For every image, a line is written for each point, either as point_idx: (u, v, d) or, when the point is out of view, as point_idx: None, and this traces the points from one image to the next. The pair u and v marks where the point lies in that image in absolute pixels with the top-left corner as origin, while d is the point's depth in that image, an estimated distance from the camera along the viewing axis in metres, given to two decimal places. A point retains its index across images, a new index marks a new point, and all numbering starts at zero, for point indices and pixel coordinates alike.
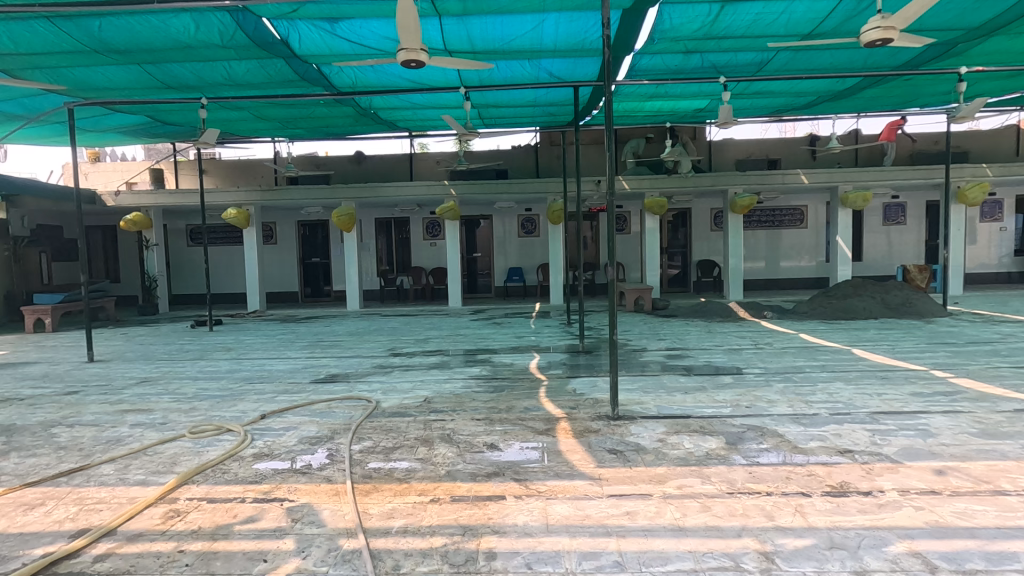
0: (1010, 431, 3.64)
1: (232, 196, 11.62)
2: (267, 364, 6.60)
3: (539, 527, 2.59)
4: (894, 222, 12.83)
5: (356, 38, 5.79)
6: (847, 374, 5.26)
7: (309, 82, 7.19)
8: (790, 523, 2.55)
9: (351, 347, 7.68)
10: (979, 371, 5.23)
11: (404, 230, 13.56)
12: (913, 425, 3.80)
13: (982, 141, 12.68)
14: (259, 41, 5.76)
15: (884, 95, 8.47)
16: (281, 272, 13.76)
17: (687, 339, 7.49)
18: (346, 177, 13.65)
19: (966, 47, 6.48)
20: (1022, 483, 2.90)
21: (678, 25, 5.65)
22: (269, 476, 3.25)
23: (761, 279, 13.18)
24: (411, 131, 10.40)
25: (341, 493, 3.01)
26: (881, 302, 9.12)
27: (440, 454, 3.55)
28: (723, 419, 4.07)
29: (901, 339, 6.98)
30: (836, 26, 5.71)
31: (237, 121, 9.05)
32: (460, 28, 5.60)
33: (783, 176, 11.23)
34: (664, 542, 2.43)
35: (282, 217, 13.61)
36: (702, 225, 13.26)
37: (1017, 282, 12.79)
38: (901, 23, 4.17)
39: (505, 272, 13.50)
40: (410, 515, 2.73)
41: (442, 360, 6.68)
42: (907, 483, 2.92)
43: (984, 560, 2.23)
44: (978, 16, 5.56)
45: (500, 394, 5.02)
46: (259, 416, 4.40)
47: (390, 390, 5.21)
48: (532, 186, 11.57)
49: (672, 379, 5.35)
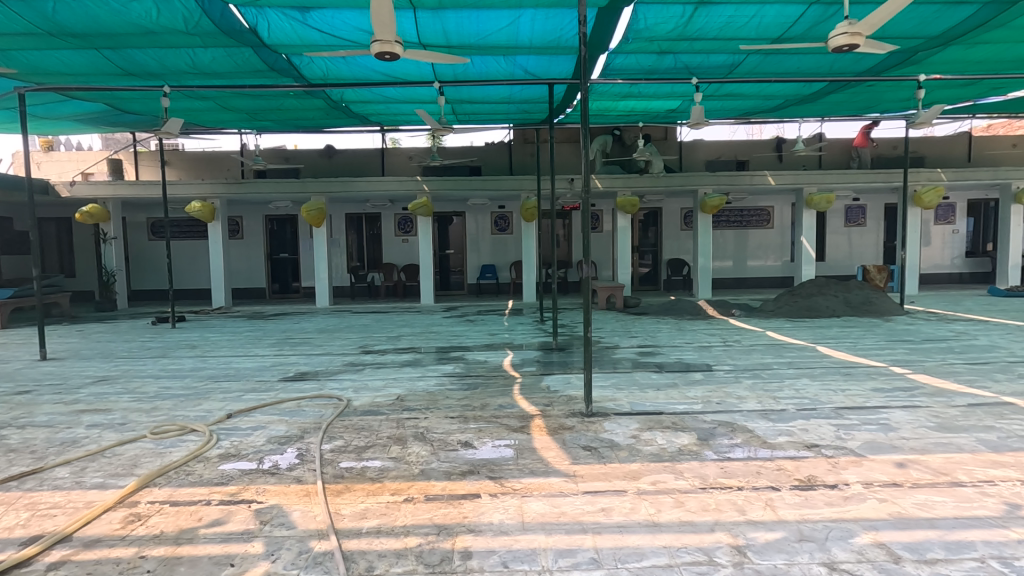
0: (965, 425, 3.80)
1: (196, 188, 11.26)
2: (234, 362, 6.42)
3: (514, 525, 2.57)
4: (855, 224, 13.27)
5: (327, 28, 5.66)
6: (812, 371, 5.41)
7: (279, 72, 7.00)
8: (761, 517, 2.60)
9: (321, 344, 7.54)
10: (935, 367, 5.45)
11: (376, 226, 13.37)
12: (875, 420, 3.93)
13: (937, 147, 13.22)
14: (225, 28, 5.57)
15: (848, 99, 8.72)
16: (248, 267, 13.42)
17: (659, 337, 7.59)
18: (316, 171, 13.37)
19: (926, 55, 6.72)
20: (977, 475, 3.02)
21: (652, 26, 5.70)
22: (236, 477, 3.15)
23: (729, 278, 13.47)
24: (383, 125, 10.22)
25: (311, 494, 2.93)
26: (844, 302, 9.40)
27: (414, 453, 3.50)
28: (694, 415, 4.13)
29: (861, 337, 7.23)
30: (804, 30, 5.85)
31: (202, 111, 8.75)
32: (435, 22, 5.53)
33: (751, 178, 11.46)
34: (639, 537, 2.45)
35: (248, 211, 13.26)
36: (673, 224, 13.45)
37: (969, 282, 13.37)
38: (867, 29, 4.27)
39: (478, 270, 13.46)
40: (384, 515, 2.69)
41: (415, 357, 6.60)
42: (871, 475, 3.02)
43: (944, 549, 2.32)
44: (938, 25, 5.77)
45: (474, 391, 4.99)
46: (225, 415, 4.27)
47: (362, 388, 5.13)
48: (506, 183, 11.50)
49: (644, 376, 5.40)
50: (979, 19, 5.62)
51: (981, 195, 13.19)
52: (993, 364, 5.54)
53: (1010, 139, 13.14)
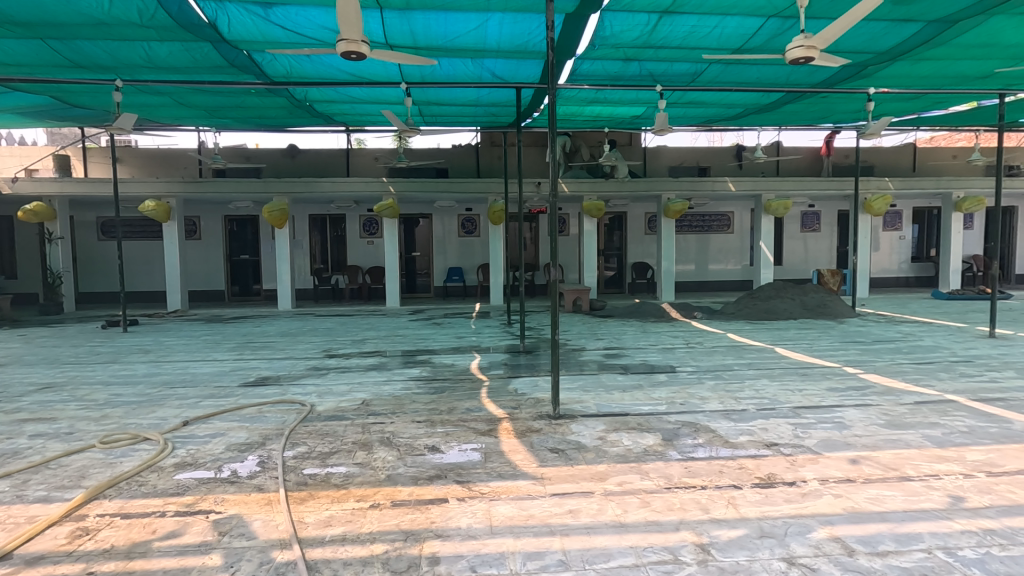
0: (913, 422, 3.99)
1: (150, 186, 10.82)
2: (191, 367, 6.19)
3: (482, 529, 2.56)
4: (810, 230, 13.78)
5: (290, 25, 5.54)
6: (771, 372, 5.57)
7: (239, 69, 6.81)
8: (724, 515, 2.66)
9: (283, 348, 7.35)
10: (884, 367, 5.70)
11: (340, 228, 13.14)
12: (831, 418, 4.08)
13: (885, 156, 13.86)
14: (182, 22, 5.38)
15: (804, 109, 9.05)
16: (206, 269, 12.99)
17: (624, 339, 7.70)
18: (278, 171, 13.07)
19: (875, 69, 7.03)
20: (924, 469, 3.17)
21: (618, 33, 5.79)
22: (193, 487, 3.04)
23: (691, 281, 13.77)
24: (348, 125, 10.05)
25: (273, 503, 2.85)
26: (800, 304, 9.75)
27: (380, 458, 3.45)
28: (659, 416, 4.20)
29: (816, 338, 7.51)
30: (763, 42, 6.04)
31: (157, 106, 8.43)
32: (402, 22, 5.48)
33: (713, 183, 11.76)
34: (606, 538, 2.47)
35: (207, 211, 12.84)
36: (637, 228, 13.67)
37: (915, 286, 14.06)
38: (821, 43, 4.44)
39: (444, 272, 13.38)
40: (350, 522, 2.63)
41: (380, 361, 6.51)
42: (826, 472, 3.13)
43: (895, 541, 2.42)
44: (886, 41, 6.05)
45: (441, 395, 4.95)
46: (181, 423, 4.11)
47: (326, 393, 5.03)
48: (473, 186, 11.48)
49: (611, 378, 5.46)
50: (924, 36, 5.92)
51: (926, 203, 13.89)
52: (937, 364, 5.83)
53: (951, 151, 13.87)
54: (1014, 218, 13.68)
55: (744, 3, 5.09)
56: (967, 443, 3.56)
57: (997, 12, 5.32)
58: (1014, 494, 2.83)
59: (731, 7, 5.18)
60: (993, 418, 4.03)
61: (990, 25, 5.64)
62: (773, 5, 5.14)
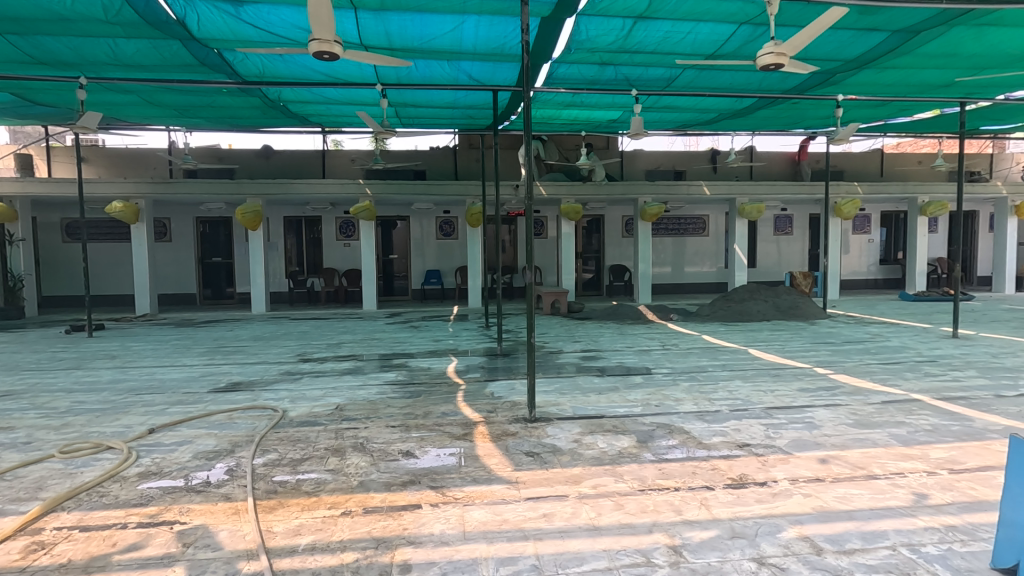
0: (880, 421, 4.08)
1: (117, 187, 10.53)
2: (158, 373, 6.04)
3: (455, 535, 2.54)
4: (783, 233, 14.06)
5: (263, 24, 5.45)
6: (744, 373, 5.65)
7: (210, 68, 6.67)
8: (696, 516, 2.68)
9: (256, 353, 7.21)
10: (853, 368, 5.83)
11: (315, 230, 12.95)
12: (801, 418, 4.15)
13: (854, 162, 14.23)
14: (150, 19, 5.25)
15: (775, 115, 9.24)
16: (176, 272, 12.68)
17: (601, 341, 7.74)
18: (252, 172, 12.86)
19: (844, 76, 7.20)
20: (890, 467, 3.24)
21: (594, 37, 5.83)
22: (157, 497, 2.95)
23: (667, 284, 13.93)
24: (324, 126, 9.91)
25: (241, 512, 2.78)
26: (773, 306, 9.92)
27: (353, 464, 3.40)
28: (634, 418, 4.22)
29: (788, 339, 7.65)
30: (735, 48, 6.14)
31: (124, 105, 8.21)
32: (378, 23, 5.43)
33: (688, 187, 11.92)
34: (580, 542, 2.46)
35: (177, 213, 12.55)
36: (615, 231, 13.78)
37: (883, 287, 14.45)
38: (790, 50, 4.52)
39: (422, 275, 13.30)
40: (319, 531, 2.58)
41: (356, 365, 6.43)
42: (797, 472, 3.18)
43: (861, 539, 2.46)
44: (854, 49, 6.20)
45: (417, 399, 4.89)
46: (146, 430, 3.99)
47: (299, 398, 4.94)
48: (451, 188, 11.43)
49: (588, 380, 5.47)
50: (889, 45, 6.08)
51: (893, 207, 14.29)
52: (903, 364, 5.99)
53: (916, 157, 14.30)
54: (975, 221, 14.18)
55: (717, 9, 5.16)
56: (931, 441, 3.65)
57: (957, 24, 5.49)
58: (975, 491, 2.91)
59: (704, 13, 5.25)
60: (955, 416, 4.15)
61: (951, 35, 5.82)
62: (745, 12, 5.24)
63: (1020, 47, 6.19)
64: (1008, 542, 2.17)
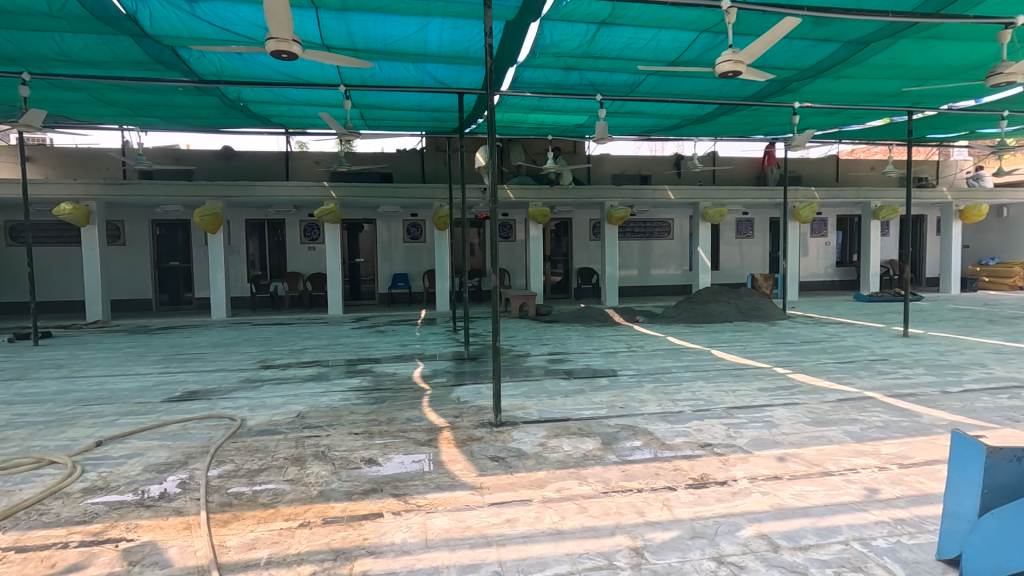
0: (835, 419, 4.21)
1: (66, 189, 10.07)
2: (109, 382, 5.78)
3: (417, 544, 2.49)
4: (745, 236, 14.44)
5: (219, 21, 5.30)
6: (707, 373, 5.76)
7: (165, 65, 6.45)
8: (658, 517, 2.70)
9: (214, 360, 6.98)
10: (810, 367, 6.01)
11: (279, 233, 12.66)
12: (761, 417, 4.25)
13: (811, 167, 14.74)
14: (98, 13, 5.05)
15: (736, 121, 9.48)
16: (130, 276, 12.20)
17: (568, 343, 7.79)
18: (211, 173, 12.50)
19: (799, 85, 7.44)
20: (843, 463, 3.35)
21: (558, 42, 5.86)
22: (102, 514, 2.80)
23: (634, 286, 14.12)
24: (287, 127, 9.67)
25: (193, 526, 2.67)
26: (735, 307, 10.18)
27: (313, 473, 3.31)
28: (599, 420, 4.25)
29: (750, 340, 7.84)
30: (696, 55, 6.27)
31: (73, 103, 7.87)
32: (340, 23, 5.35)
33: (653, 192, 12.14)
34: (543, 547, 2.45)
35: (131, 215, 12.07)
36: (582, 234, 13.90)
37: (840, 288, 14.98)
38: (747, 58, 4.62)
39: (389, 278, 13.13)
40: (276, 544, 2.50)
41: (320, 371, 6.29)
42: (756, 470, 3.25)
43: (816, 535, 2.53)
44: (809, 59, 6.40)
45: (381, 405, 4.81)
46: (93, 443, 3.81)
47: (259, 406, 4.80)
48: (418, 191, 11.33)
49: (554, 383, 5.48)
50: (841, 55, 6.30)
51: (848, 211, 14.85)
52: (858, 362, 6.21)
53: (869, 163, 14.91)
54: (923, 225, 14.86)
55: (678, 17, 5.26)
56: (882, 437, 3.78)
57: (903, 36, 5.73)
58: (922, 484, 3.03)
59: (666, 21, 5.35)
60: (905, 413, 4.31)
61: (898, 47, 6.07)
62: (705, 20, 5.35)
63: (960, 60, 6.52)
64: (951, 533, 2.26)
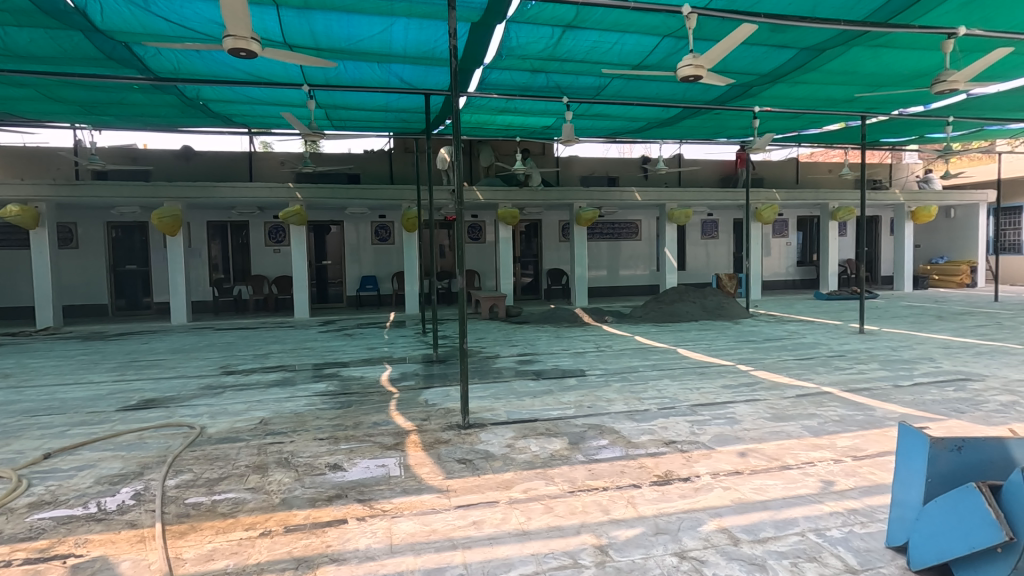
0: (794, 414, 4.34)
1: (13, 190, 9.62)
2: (60, 391, 5.53)
3: (382, 549, 2.46)
4: (710, 237, 14.76)
5: (175, 17, 5.15)
6: (673, 372, 5.87)
7: (118, 61, 6.23)
8: (622, 515, 2.74)
9: (174, 366, 6.77)
10: (772, 364, 6.18)
11: (242, 235, 12.36)
12: (723, 414, 4.35)
13: (772, 169, 15.18)
14: (46, 7, 4.85)
15: (699, 125, 9.70)
16: (84, 281, 11.72)
17: (538, 344, 7.83)
18: (170, 174, 12.12)
19: (759, 89, 7.65)
20: (801, 457, 3.45)
21: (524, 44, 5.89)
22: (49, 529, 2.68)
23: (604, 287, 14.28)
24: (250, 127, 9.46)
25: (148, 539, 2.58)
26: (700, 307, 10.39)
27: (275, 481, 3.23)
28: (566, 420, 4.28)
29: (715, 338, 8.01)
30: (659, 59, 6.38)
31: (19, 100, 7.54)
32: (302, 22, 5.27)
33: (621, 194, 12.32)
34: (509, 548, 2.46)
35: (85, 217, 11.61)
36: (552, 235, 13.98)
37: (801, 287, 15.44)
38: (707, 62, 4.72)
39: (358, 281, 12.95)
40: (236, 554, 2.44)
41: (285, 375, 6.17)
42: (718, 466, 3.32)
43: (774, 527, 2.60)
44: (768, 64, 6.59)
45: (347, 410, 4.74)
46: (41, 455, 3.64)
47: (219, 413, 4.67)
48: (386, 193, 11.20)
49: (523, 384, 5.50)
50: (798, 61, 6.51)
51: (808, 212, 15.34)
52: (816, 359, 6.42)
53: (827, 166, 15.46)
54: (878, 226, 15.46)
55: (641, 21, 5.35)
56: (838, 431, 3.92)
57: (855, 44, 5.95)
58: (874, 475, 3.15)
59: (630, 25, 5.43)
60: (859, 406, 4.48)
61: (850, 54, 6.31)
62: (667, 25, 5.45)
63: (909, 68, 6.81)
64: (899, 521, 2.36)
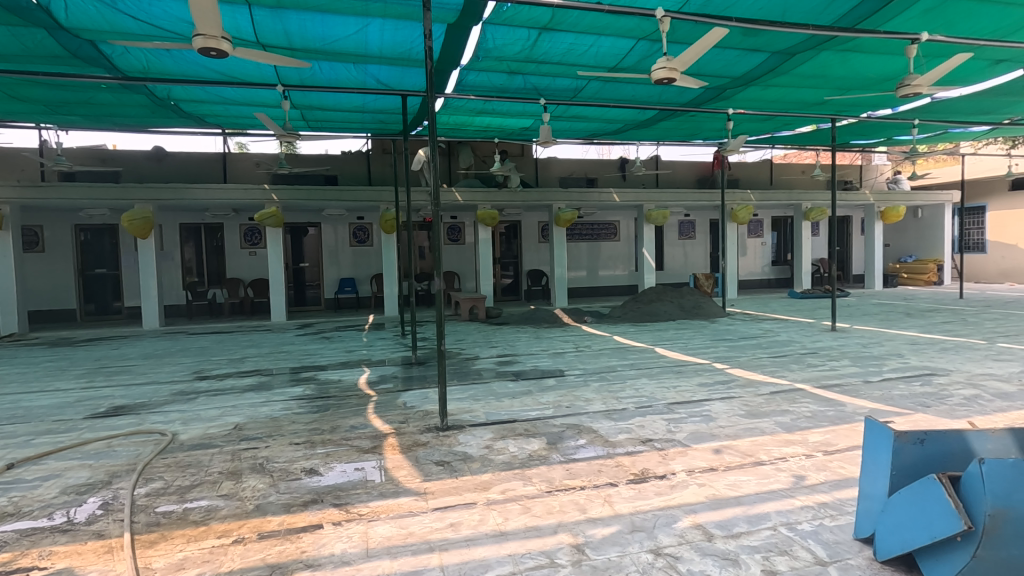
0: (767, 410, 4.42)
1: None
2: (24, 400, 5.36)
3: (357, 553, 2.44)
4: (687, 237, 14.96)
5: (144, 16, 5.04)
6: (650, 371, 5.93)
7: (84, 60, 6.07)
8: (599, 513, 2.76)
9: (145, 372, 6.61)
10: (747, 362, 6.29)
11: (216, 238, 12.14)
12: (699, 412, 4.41)
13: (748, 170, 15.46)
14: (6, 3, 4.71)
15: (675, 126, 9.81)
16: (51, 285, 11.38)
17: (517, 345, 7.84)
18: (141, 176, 11.87)
19: (733, 92, 7.79)
20: (774, 453, 3.51)
21: (501, 46, 5.90)
22: (11, 542, 2.60)
23: (583, 287, 14.36)
24: (224, 127, 9.29)
25: (116, 549, 2.52)
26: (678, 306, 10.50)
27: (250, 487, 3.18)
28: (545, 420, 4.29)
29: (691, 337, 8.11)
30: (635, 62, 6.45)
31: None
32: (275, 21, 5.20)
33: (599, 195, 12.40)
34: (486, 549, 2.46)
35: (52, 220, 11.28)
36: (531, 236, 14.02)
37: (776, 286, 15.71)
38: (680, 65, 4.78)
39: (336, 283, 12.82)
40: (207, 562, 2.40)
41: (261, 380, 6.07)
42: (693, 463, 3.37)
43: (747, 522, 2.65)
44: (740, 67, 6.71)
45: (324, 414, 4.68)
46: (4, 466, 3.53)
47: (192, 419, 4.57)
48: (364, 194, 11.11)
49: (502, 385, 5.50)
50: (769, 65, 6.64)
51: (782, 212, 15.66)
52: (789, 356, 6.55)
53: (799, 167, 15.81)
54: (849, 225, 15.85)
55: (616, 24, 5.40)
56: (810, 426, 4.00)
57: (824, 48, 6.09)
58: (844, 469, 3.22)
59: (605, 27, 5.48)
60: (830, 402, 4.58)
61: (820, 58, 6.45)
62: (641, 28, 5.51)
63: (876, 72, 7.01)
64: (866, 513, 2.42)
